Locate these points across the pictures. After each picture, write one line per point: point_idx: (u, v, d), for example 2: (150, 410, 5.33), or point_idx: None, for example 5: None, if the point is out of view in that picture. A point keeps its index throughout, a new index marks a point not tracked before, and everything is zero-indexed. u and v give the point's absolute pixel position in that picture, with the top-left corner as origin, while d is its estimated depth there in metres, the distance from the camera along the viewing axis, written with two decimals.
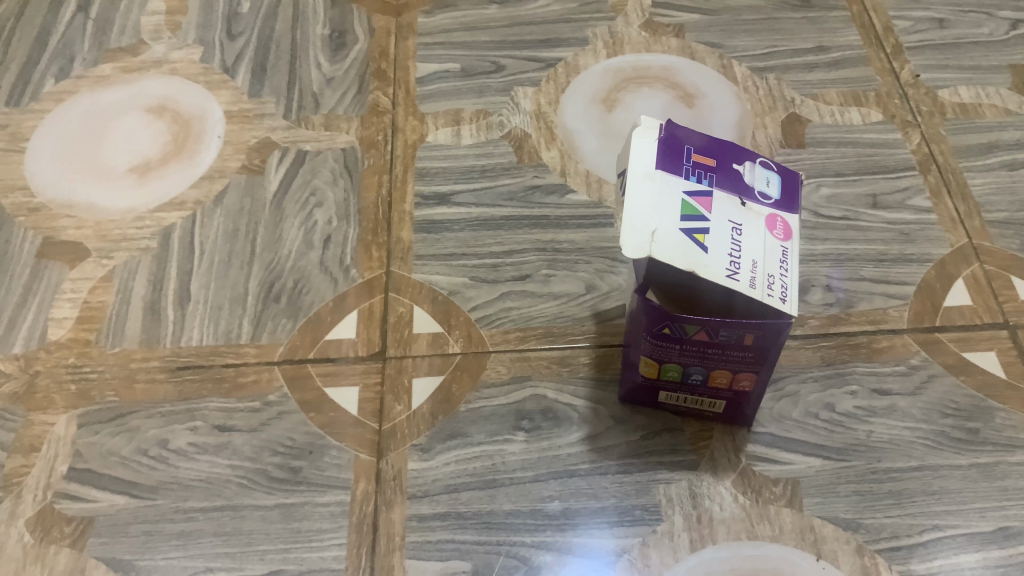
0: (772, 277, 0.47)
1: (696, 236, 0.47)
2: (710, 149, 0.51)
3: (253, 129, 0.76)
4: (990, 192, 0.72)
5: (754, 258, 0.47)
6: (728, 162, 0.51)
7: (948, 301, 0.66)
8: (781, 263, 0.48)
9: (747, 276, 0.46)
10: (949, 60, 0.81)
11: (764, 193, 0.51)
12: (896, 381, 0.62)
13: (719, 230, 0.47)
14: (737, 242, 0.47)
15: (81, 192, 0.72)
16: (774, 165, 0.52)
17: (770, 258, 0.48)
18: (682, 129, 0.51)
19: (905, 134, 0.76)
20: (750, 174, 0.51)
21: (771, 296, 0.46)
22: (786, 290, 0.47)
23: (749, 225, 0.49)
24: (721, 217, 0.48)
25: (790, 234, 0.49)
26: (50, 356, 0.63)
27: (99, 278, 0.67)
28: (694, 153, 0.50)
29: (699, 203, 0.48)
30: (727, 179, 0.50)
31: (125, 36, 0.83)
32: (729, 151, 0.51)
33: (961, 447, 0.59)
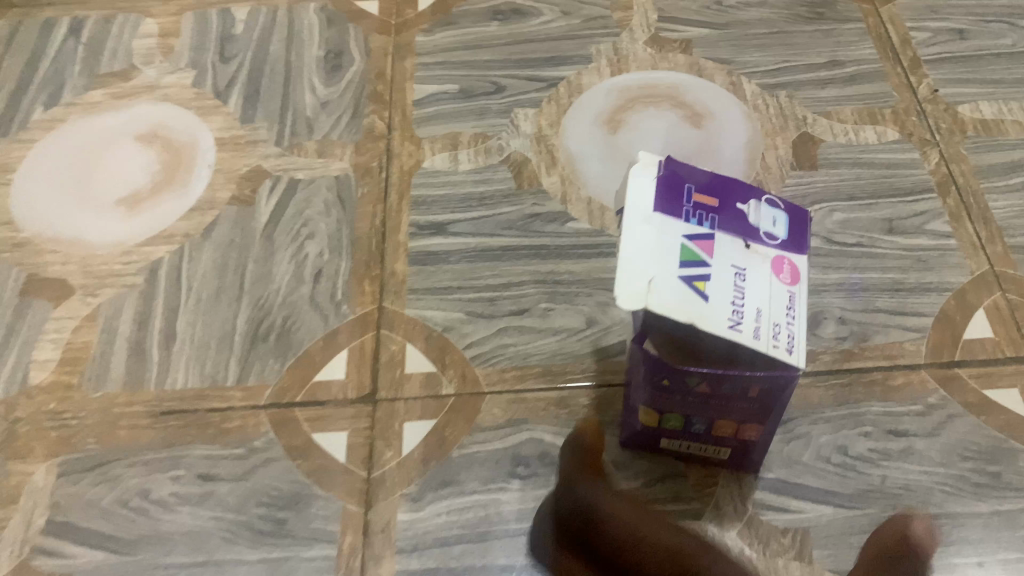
0: (778, 325, 0.44)
1: (696, 283, 0.43)
2: (713, 187, 0.48)
3: (245, 157, 0.74)
4: (1014, 215, 0.68)
5: (758, 305, 0.44)
6: (729, 203, 0.47)
7: (969, 333, 0.62)
8: (787, 309, 0.45)
9: (751, 325, 0.43)
10: (971, 74, 0.77)
11: (769, 233, 0.47)
12: (913, 421, 0.59)
13: (720, 278, 0.44)
14: (739, 289, 0.44)
15: (68, 226, 0.70)
16: (779, 203, 0.48)
17: (777, 305, 0.45)
18: (678, 168, 0.48)
19: (924, 153, 0.72)
20: (753, 213, 0.48)
21: (776, 343, 0.43)
22: (793, 339, 0.44)
23: (752, 271, 0.45)
24: (722, 262, 0.45)
25: (797, 278, 0.46)
26: (32, 401, 0.61)
27: (83, 317, 0.65)
28: (695, 192, 0.47)
29: (700, 248, 0.45)
30: (731, 220, 0.47)
31: (117, 61, 0.81)
32: (728, 190, 0.48)
33: (983, 492, 0.56)
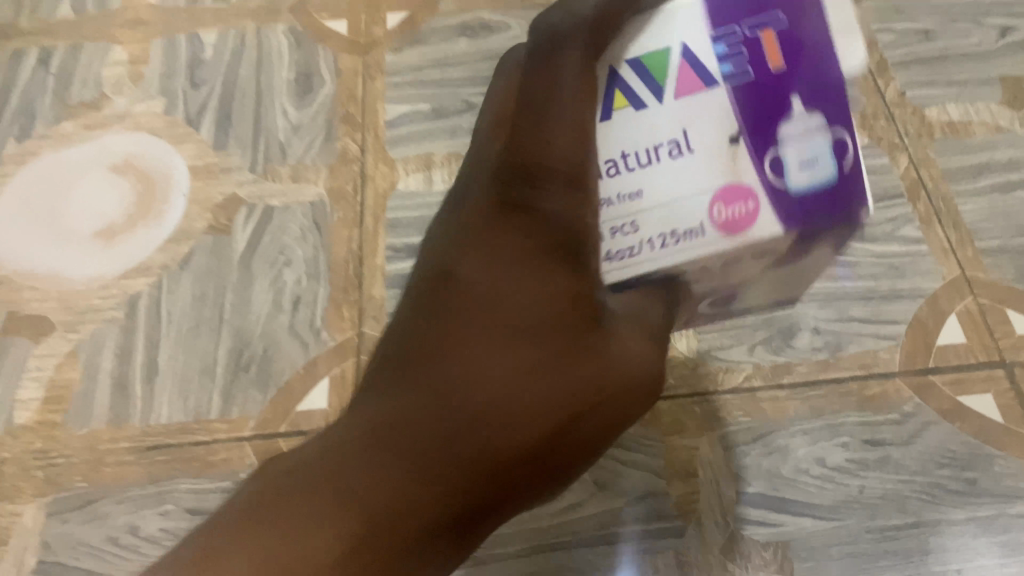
0: (641, 233, 0.37)
1: (617, 93, 0.39)
2: (803, 66, 0.37)
3: (219, 185, 0.74)
4: (983, 217, 0.69)
5: (648, 188, 0.37)
6: (798, 84, 0.37)
7: (941, 340, 0.63)
8: (671, 236, 0.37)
9: (615, 187, 0.38)
10: (937, 75, 0.77)
11: (786, 164, 0.36)
12: (889, 430, 0.60)
13: (654, 117, 0.38)
14: (655, 156, 0.38)
15: (46, 262, 0.71)
16: (848, 172, 0.36)
17: (664, 217, 0.37)
18: (809, 13, 0.38)
19: (893, 158, 0.73)
20: (800, 133, 0.36)
21: (606, 213, 0.37)
22: (632, 262, 0.37)
23: (703, 163, 0.37)
24: (687, 113, 0.38)
25: (729, 227, 0.36)
26: (16, 442, 0.62)
27: (65, 354, 0.66)
28: (770, 42, 0.37)
29: (678, 75, 0.38)
30: (762, 99, 0.37)
31: (86, 90, 0.81)
32: (815, 87, 0.37)
33: (959, 500, 0.57)
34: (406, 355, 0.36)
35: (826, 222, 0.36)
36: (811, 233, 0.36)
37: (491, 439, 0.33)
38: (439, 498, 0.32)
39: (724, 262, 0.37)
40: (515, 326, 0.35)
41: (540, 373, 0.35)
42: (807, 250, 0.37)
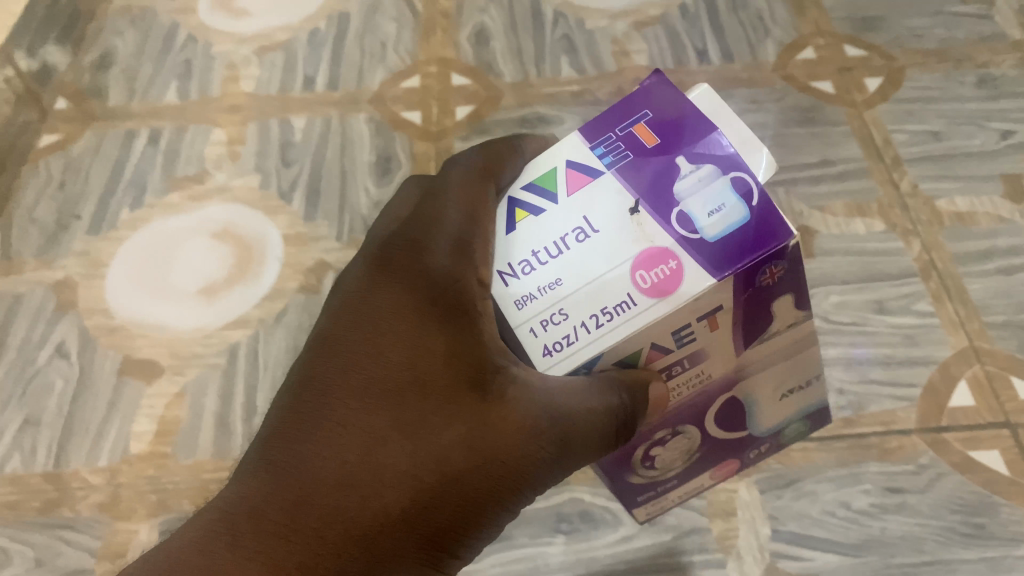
0: (561, 322, 0.38)
1: (516, 211, 0.42)
2: (669, 133, 0.41)
3: (308, 251, 0.83)
4: (988, 296, 0.78)
5: (557, 277, 0.39)
6: (682, 148, 0.40)
7: (953, 402, 0.71)
8: (598, 315, 0.38)
9: (523, 289, 0.39)
10: (945, 171, 0.87)
11: (692, 219, 0.39)
12: (906, 479, 0.67)
13: (550, 219, 0.41)
14: (564, 246, 0.40)
15: (154, 313, 0.80)
16: (756, 207, 0.37)
17: (584, 305, 0.38)
18: (672, 97, 0.42)
19: (907, 242, 0.82)
20: (695, 185, 0.39)
21: (524, 309, 0.39)
22: (556, 351, 0.38)
23: (614, 234, 0.39)
24: (580, 206, 0.41)
25: (658, 292, 0.38)
26: (131, 468, 0.70)
27: (173, 393, 0.74)
28: (642, 125, 0.42)
29: (567, 180, 0.42)
30: (653, 175, 0.40)
31: (190, 166, 0.92)
32: (693, 151, 0.40)
33: (970, 541, 0.64)
34: (299, 395, 0.39)
35: (758, 269, 0.37)
36: (751, 277, 0.37)
37: (369, 479, 0.36)
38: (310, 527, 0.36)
39: (665, 325, 0.38)
40: (410, 371, 0.38)
41: (430, 417, 0.38)
42: (756, 298, 0.39)
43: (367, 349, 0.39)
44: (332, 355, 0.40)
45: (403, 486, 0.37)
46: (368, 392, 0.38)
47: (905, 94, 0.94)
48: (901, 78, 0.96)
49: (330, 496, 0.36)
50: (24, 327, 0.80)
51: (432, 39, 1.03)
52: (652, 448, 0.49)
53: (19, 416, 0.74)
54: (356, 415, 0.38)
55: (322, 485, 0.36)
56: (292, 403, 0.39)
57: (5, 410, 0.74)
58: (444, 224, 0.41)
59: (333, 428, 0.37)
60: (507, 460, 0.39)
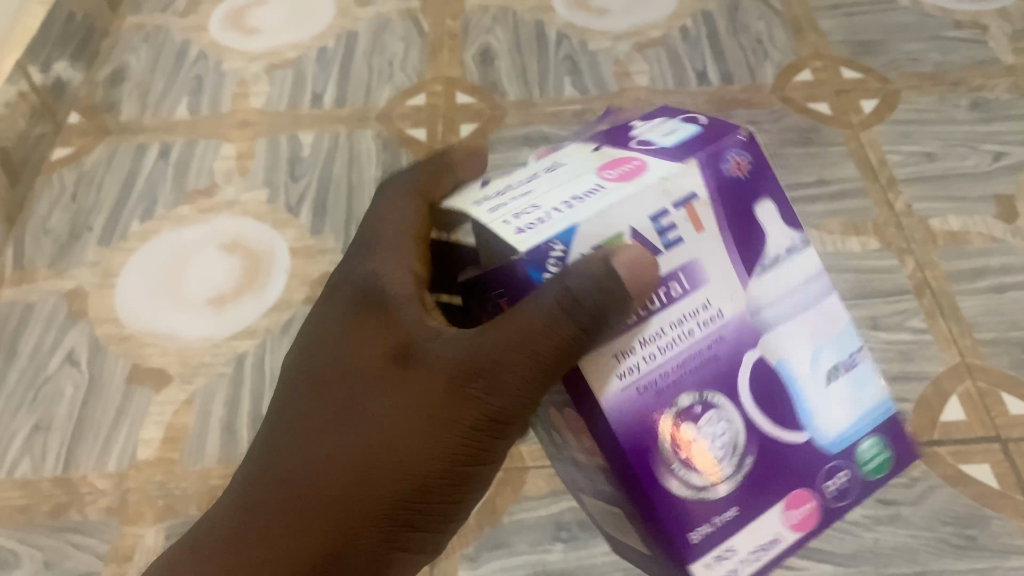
0: (530, 211, 0.39)
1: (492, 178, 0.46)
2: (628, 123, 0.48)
3: (315, 263, 0.85)
4: (981, 313, 0.79)
5: (528, 192, 0.41)
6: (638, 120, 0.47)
7: (945, 416, 0.73)
8: (570, 200, 0.38)
9: (493, 200, 0.41)
10: (939, 191, 0.89)
11: (651, 139, 0.42)
12: (899, 491, 0.69)
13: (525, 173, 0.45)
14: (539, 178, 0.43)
15: (164, 322, 0.82)
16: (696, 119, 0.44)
17: (555, 199, 0.39)
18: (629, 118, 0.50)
19: (901, 260, 0.84)
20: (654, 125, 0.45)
21: (489, 211, 0.40)
22: (528, 222, 0.38)
23: (578, 164, 0.43)
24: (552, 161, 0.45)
25: (624, 174, 0.39)
26: (140, 473, 0.71)
27: (182, 401, 0.76)
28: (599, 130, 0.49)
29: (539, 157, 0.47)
30: (611, 135, 0.45)
31: (201, 179, 0.94)
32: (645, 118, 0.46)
33: (962, 553, 0.66)
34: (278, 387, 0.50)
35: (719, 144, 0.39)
36: (718, 152, 0.39)
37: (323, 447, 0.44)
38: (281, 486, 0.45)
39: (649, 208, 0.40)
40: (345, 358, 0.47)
41: (366, 396, 0.45)
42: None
43: (321, 350, 0.49)
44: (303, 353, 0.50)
45: (343, 446, 0.44)
46: (324, 376, 0.47)
47: (900, 116, 0.96)
48: (896, 101, 0.98)
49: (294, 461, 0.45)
50: (36, 334, 0.81)
51: (438, 58, 1.06)
52: None
53: (30, 421, 0.75)
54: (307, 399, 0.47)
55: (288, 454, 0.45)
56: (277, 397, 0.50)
57: (16, 415, 0.76)
58: (382, 245, 0.49)
59: (299, 411, 0.47)
60: (410, 417, 0.43)
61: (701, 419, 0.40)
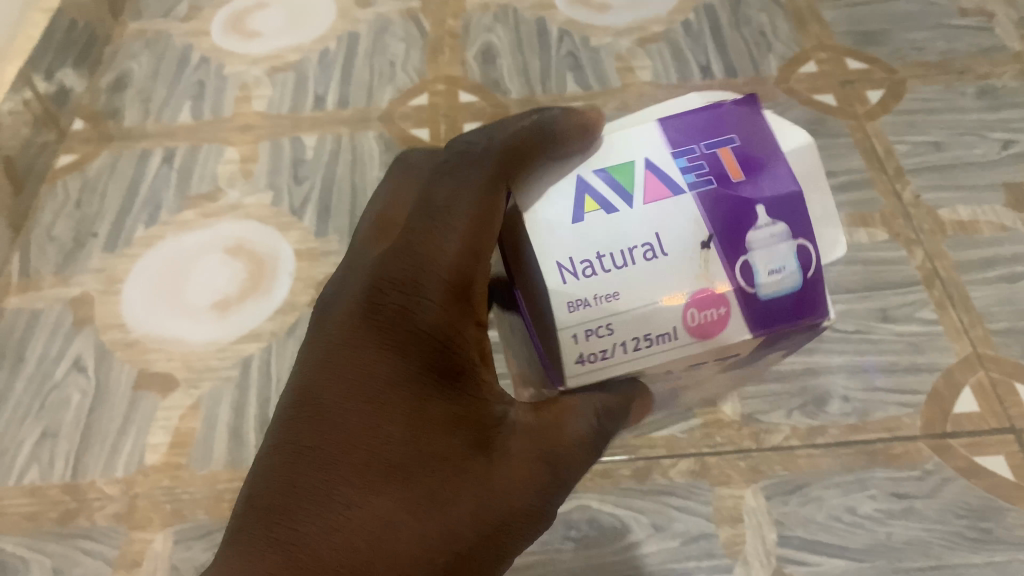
0: (598, 330, 0.43)
1: (586, 200, 0.45)
2: (749, 160, 0.45)
3: (320, 265, 0.85)
4: (992, 304, 0.78)
5: (617, 288, 0.43)
6: (764, 197, 0.44)
7: (957, 408, 0.72)
8: (637, 339, 0.43)
9: (577, 285, 0.43)
10: (948, 181, 0.88)
11: (753, 272, 0.43)
12: (912, 484, 0.68)
13: (624, 219, 0.44)
14: (631, 257, 0.43)
15: (170, 327, 0.82)
16: (810, 279, 0.43)
17: (631, 322, 0.43)
18: (762, 138, 0.46)
19: (910, 251, 0.83)
20: (767, 240, 0.43)
21: (574, 313, 0.43)
22: (589, 356, 0.43)
23: (677, 266, 0.43)
24: (655, 220, 0.44)
25: (701, 332, 0.43)
26: (147, 479, 0.71)
27: (188, 406, 0.76)
28: (726, 150, 0.46)
29: (644, 185, 0.45)
30: (721, 203, 0.44)
31: (204, 184, 0.94)
32: (773, 200, 0.43)
33: (976, 545, 0.65)
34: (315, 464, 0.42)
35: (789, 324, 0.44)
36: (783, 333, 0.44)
37: (402, 522, 0.42)
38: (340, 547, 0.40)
39: (689, 358, 0.44)
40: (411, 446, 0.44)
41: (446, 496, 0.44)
42: (773, 335, 0.45)
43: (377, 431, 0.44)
44: (331, 409, 0.44)
45: (419, 518, 0.43)
46: (377, 429, 0.43)
47: (906, 106, 0.95)
48: (902, 91, 0.97)
49: (359, 523, 0.41)
50: (42, 342, 0.81)
51: (439, 58, 1.05)
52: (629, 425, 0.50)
53: (37, 428, 0.75)
54: (357, 458, 0.43)
55: (339, 515, 0.41)
56: (291, 451, 0.43)
57: (24, 422, 0.76)
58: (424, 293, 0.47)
59: (356, 473, 0.42)
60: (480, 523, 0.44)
61: None
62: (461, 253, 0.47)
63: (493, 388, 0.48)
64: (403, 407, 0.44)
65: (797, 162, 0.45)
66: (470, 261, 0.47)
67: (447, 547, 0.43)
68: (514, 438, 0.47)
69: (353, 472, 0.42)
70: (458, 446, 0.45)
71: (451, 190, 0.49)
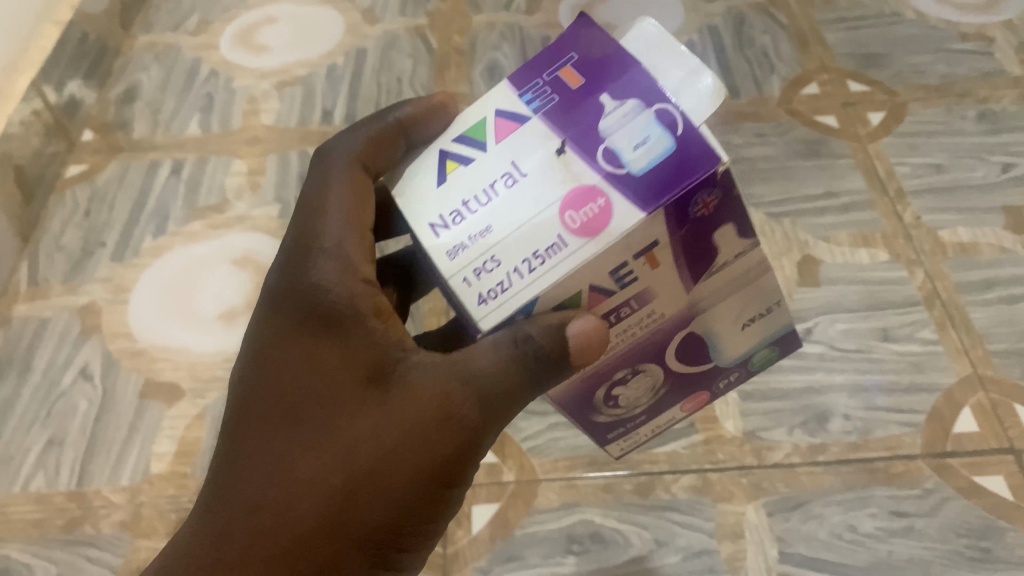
0: (485, 266, 0.37)
1: (448, 163, 0.41)
2: (591, 62, 0.40)
3: None
4: (992, 324, 0.79)
5: (487, 224, 0.38)
6: (608, 87, 0.39)
7: (957, 427, 0.72)
8: (531, 257, 0.37)
9: (447, 238, 0.38)
10: (948, 203, 0.89)
11: (618, 154, 0.37)
12: (913, 503, 0.68)
13: (483, 165, 0.40)
14: (493, 192, 0.39)
15: (176, 337, 0.82)
16: (680, 137, 0.36)
17: (515, 245, 0.37)
18: (597, 36, 0.41)
19: (911, 271, 0.83)
20: (620, 122, 0.38)
21: (455, 259, 0.38)
22: (486, 291, 0.37)
23: (537, 180, 0.38)
24: (510, 151, 0.40)
25: (588, 231, 0.36)
26: (153, 488, 0.72)
27: (193, 415, 0.76)
28: (571, 64, 0.41)
29: (496, 129, 0.41)
30: (576, 120, 0.39)
31: (212, 195, 0.95)
32: (617, 89, 0.39)
33: (975, 564, 0.65)
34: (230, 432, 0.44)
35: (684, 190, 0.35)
36: (685, 208, 0.36)
37: (296, 459, 0.41)
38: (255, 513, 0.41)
39: (606, 266, 0.37)
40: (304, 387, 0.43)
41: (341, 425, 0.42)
42: (691, 235, 0.37)
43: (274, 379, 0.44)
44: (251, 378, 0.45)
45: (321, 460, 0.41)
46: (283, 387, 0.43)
47: (907, 128, 0.97)
48: (904, 113, 0.98)
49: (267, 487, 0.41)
50: (50, 349, 0.82)
51: (446, 75, 1.07)
52: (613, 388, 0.48)
53: (43, 436, 0.76)
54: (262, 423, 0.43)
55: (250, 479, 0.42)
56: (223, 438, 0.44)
57: (30, 430, 0.76)
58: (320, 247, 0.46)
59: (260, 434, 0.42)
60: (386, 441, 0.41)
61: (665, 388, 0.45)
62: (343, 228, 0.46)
63: (394, 330, 0.44)
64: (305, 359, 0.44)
65: (634, 46, 0.40)
66: (352, 235, 0.46)
67: (354, 487, 0.41)
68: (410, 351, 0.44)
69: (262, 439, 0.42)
70: (351, 378, 0.43)
71: (321, 181, 0.48)
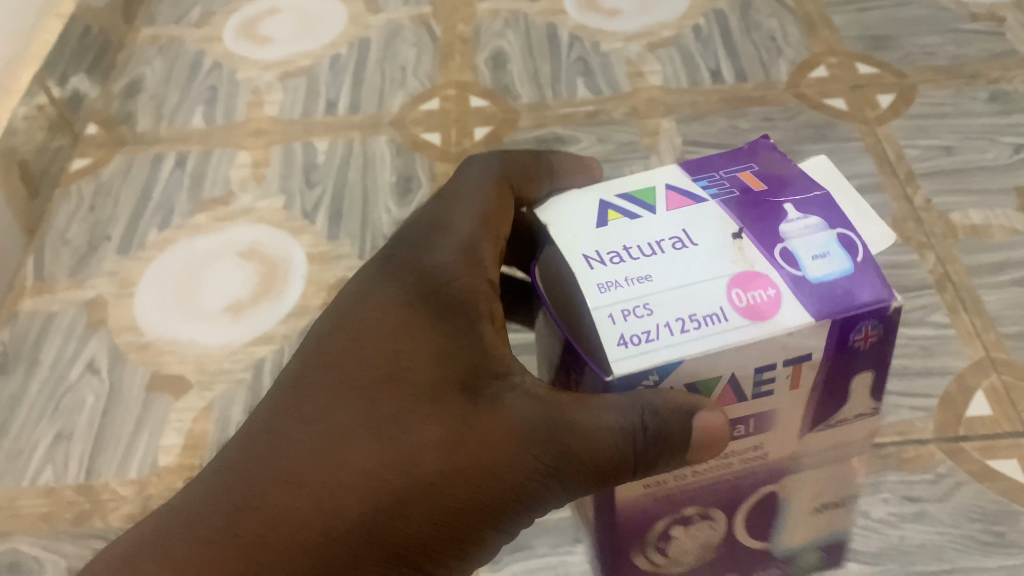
0: (664, 323, 0.37)
1: (610, 212, 0.42)
2: (769, 176, 0.44)
3: (332, 269, 0.85)
4: (1004, 307, 0.78)
5: (645, 272, 0.39)
6: (789, 195, 0.42)
7: (970, 411, 0.71)
8: (684, 317, 0.37)
9: (612, 292, 0.38)
10: (959, 185, 0.88)
11: (796, 257, 0.39)
12: (925, 488, 0.68)
13: (651, 225, 0.41)
14: (659, 249, 0.40)
15: (183, 331, 0.82)
16: (862, 264, 0.38)
17: (675, 309, 0.37)
18: (775, 160, 0.45)
19: (921, 255, 0.83)
20: (801, 230, 0.40)
21: (606, 293, 0.38)
22: (642, 335, 0.36)
23: (710, 255, 0.39)
24: (680, 219, 0.41)
25: (756, 311, 0.37)
26: (161, 481, 0.72)
27: (200, 408, 0.76)
28: (749, 171, 0.44)
29: (666, 199, 0.43)
30: (752, 206, 0.42)
31: (216, 188, 0.94)
32: (799, 201, 0.41)
33: (989, 549, 0.65)
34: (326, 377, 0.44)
35: (861, 314, 0.37)
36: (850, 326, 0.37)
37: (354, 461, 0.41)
38: (268, 498, 0.41)
39: (756, 356, 0.37)
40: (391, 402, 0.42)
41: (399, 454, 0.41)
42: (840, 363, 0.39)
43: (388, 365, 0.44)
44: (349, 348, 0.45)
45: (369, 480, 0.40)
46: (370, 379, 0.43)
47: (918, 110, 0.95)
48: (913, 96, 0.97)
49: (302, 461, 0.41)
50: (57, 344, 0.82)
51: (450, 64, 1.06)
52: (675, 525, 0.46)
53: (51, 430, 0.76)
54: (349, 408, 0.42)
55: (307, 460, 0.41)
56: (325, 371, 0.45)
57: (38, 424, 0.76)
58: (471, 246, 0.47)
59: (332, 414, 0.43)
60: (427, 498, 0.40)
61: (694, 523, 0.46)
62: (477, 229, 0.48)
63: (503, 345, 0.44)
64: (418, 385, 0.43)
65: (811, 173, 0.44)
66: (482, 231, 0.48)
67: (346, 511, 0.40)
68: (515, 396, 0.42)
69: (338, 430, 0.42)
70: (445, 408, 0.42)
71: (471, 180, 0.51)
